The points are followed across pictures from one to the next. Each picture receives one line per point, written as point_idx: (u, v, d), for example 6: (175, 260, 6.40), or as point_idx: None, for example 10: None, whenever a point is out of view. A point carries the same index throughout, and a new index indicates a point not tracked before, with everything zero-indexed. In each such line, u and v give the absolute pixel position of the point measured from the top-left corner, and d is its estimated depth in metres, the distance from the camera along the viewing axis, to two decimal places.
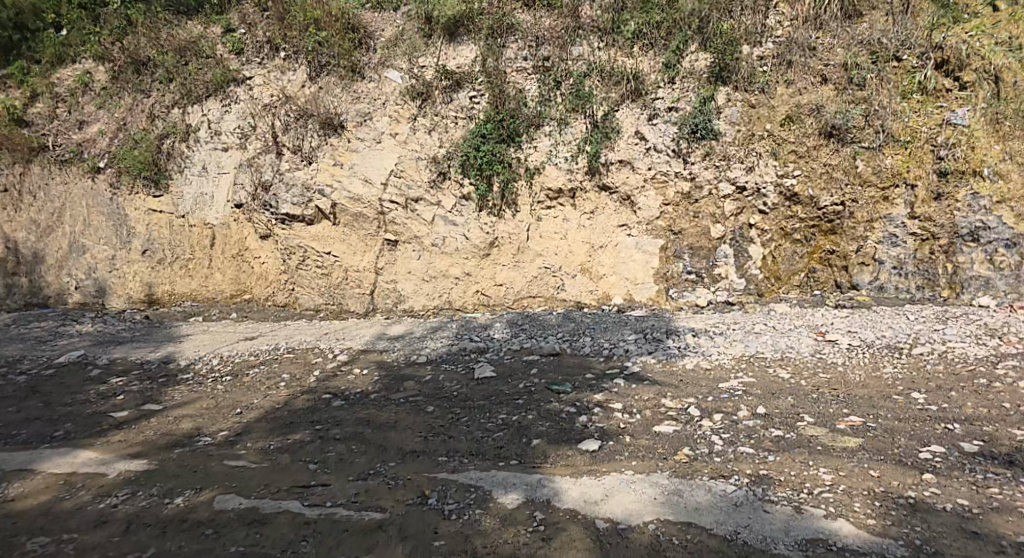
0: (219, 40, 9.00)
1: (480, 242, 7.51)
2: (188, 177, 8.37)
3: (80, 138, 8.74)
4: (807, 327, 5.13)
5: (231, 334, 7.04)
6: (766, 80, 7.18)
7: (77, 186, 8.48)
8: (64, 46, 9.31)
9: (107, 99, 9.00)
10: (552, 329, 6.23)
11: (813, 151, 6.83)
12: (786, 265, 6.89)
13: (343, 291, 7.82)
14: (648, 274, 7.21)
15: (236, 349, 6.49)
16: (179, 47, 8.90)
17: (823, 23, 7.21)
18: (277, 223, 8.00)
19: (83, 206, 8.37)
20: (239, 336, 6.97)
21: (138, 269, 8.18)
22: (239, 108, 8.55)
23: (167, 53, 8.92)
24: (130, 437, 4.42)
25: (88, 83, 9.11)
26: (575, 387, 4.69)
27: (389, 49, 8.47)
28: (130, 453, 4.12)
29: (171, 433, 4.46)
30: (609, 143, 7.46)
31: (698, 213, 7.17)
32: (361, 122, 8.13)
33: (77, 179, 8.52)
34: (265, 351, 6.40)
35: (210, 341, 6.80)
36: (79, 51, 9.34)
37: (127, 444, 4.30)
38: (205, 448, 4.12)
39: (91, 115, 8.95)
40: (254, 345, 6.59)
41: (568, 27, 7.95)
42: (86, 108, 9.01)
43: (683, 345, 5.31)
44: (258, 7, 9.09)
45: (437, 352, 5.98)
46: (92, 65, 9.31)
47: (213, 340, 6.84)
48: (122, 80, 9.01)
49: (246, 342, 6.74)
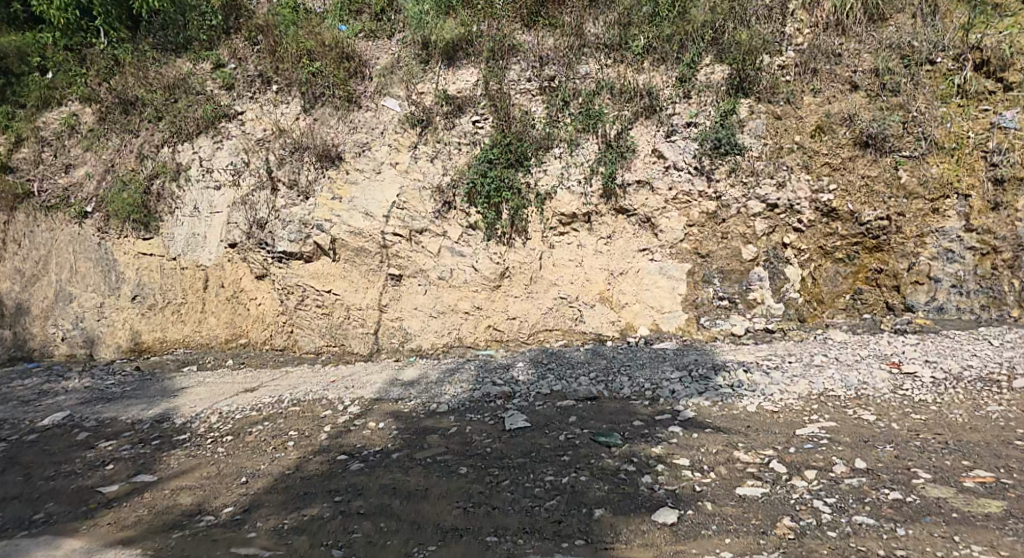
0: (209, 77, 8.52)
1: (490, 274, 6.97)
2: (178, 218, 7.81)
3: (67, 183, 8.16)
4: (875, 358, 4.58)
5: (230, 386, 6.36)
6: (791, 90, 6.78)
7: (62, 233, 7.86)
8: (52, 89, 8.63)
9: (94, 141, 8.39)
10: (582, 367, 5.64)
11: (848, 162, 6.39)
12: (828, 287, 6.34)
13: (347, 331, 7.21)
14: (675, 302, 6.62)
15: (237, 404, 5.82)
16: (168, 85, 8.41)
17: (847, 27, 6.86)
18: (274, 261, 7.43)
19: (70, 252, 7.75)
20: (239, 388, 6.31)
21: (129, 317, 7.53)
22: (231, 143, 8.04)
23: (156, 91, 8.41)
24: (122, 518, 3.80)
25: (74, 125, 8.49)
26: (626, 438, 4.12)
27: (385, 76, 8.01)
28: (120, 541, 3.51)
29: (170, 511, 3.83)
30: (626, 163, 6.96)
31: (727, 233, 6.63)
32: (359, 153, 7.63)
33: (63, 225, 7.89)
34: (269, 405, 5.74)
35: (210, 396, 6.11)
36: (66, 94, 8.66)
37: (117, 527, 3.68)
38: (208, 531, 3.48)
39: (78, 159, 8.37)
40: (257, 399, 5.91)
41: (573, 47, 7.55)
42: (73, 151, 8.43)
43: (733, 384, 4.72)
44: (248, 40, 8.64)
45: (458, 400, 5.36)
46: (78, 107, 8.67)
47: (212, 394, 6.16)
48: (109, 120, 8.41)
49: (247, 394, 6.10)
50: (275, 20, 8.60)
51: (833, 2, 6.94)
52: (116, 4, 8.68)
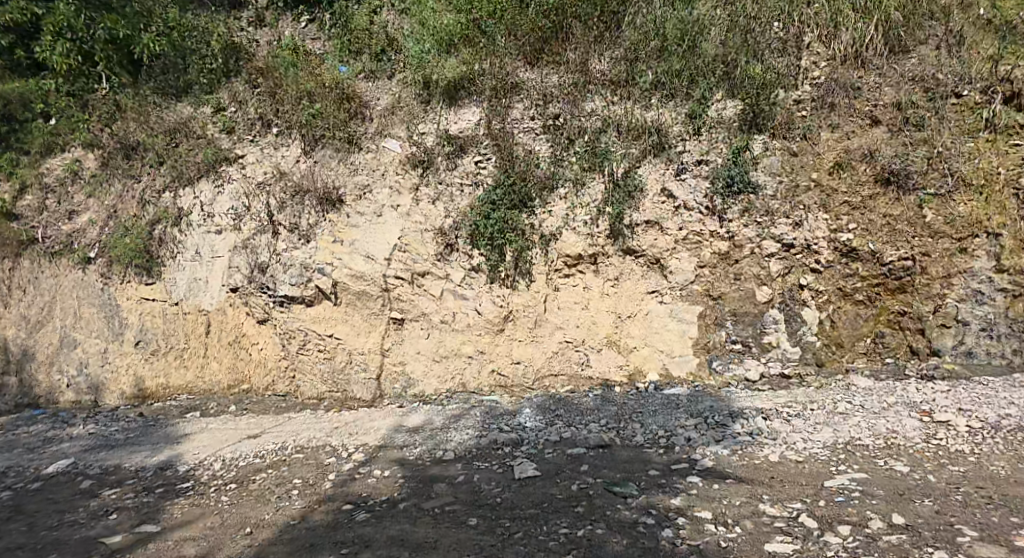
0: (209, 120, 8.60)
1: (495, 317, 6.80)
2: (180, 263, 7.74)
3: (70, 229, 8.10)
4: (903, 406, 4.38)
5: (234, 433, 6.12)
6: (807, 125, 6.75)
7: (66, 280, 7.78)
8: (55, 135, 8.59)
9: (97, 187, 8.38)
10: (592, 413, 5.42)
11: (869, 201, 6.32)
12: (848, 330, 6.15)
13: (348, 376, 7.01)
14: (686, 345, 6.42)
15: (240, 451, 5.59)
16: (170, 129, 8.46)
17: (866, 60, 6.87)
18: (276, 305, 7.29)
19: (74, 298, 7.65)
20: (242, 434, 6.06)
21: (133, 361, 7.37)
22: (233, 187, 8.00)
23: (157, 136, 8.44)
24: None
25: (77, 171, 8.49)
26: (642, 488, 3.88)
27: (386, 116, 8.03)
28: None
29: None
30: (632, 203, 6.88)
31: (739, 275, 6.48)
32: (361, 195, 7.58)
33: (67, 271, 7.83)
34: (274, 452, 5.50)
35: (213, 443, 5.87)
36: (69, 139, 8.63)
37: None
38: None
39: (81, 205, 8.34)
40: (261, 446, 5.67)
41: (578, 83, 7.58)
42: (76, 197, 8.40)
43: (751, 432, 4.50)
44: (248, 84, 8.74)
45: (462, 448, 5.12)
46: (81, 153, 8.65)
47: (216, 440, 5.93)
48: (111, 165, 8.41)
49: (252, 440, 5.86)
50: (276, 62, 8.72)
51: (850, 35, 6.91)
52: (117, 48, 8.89)
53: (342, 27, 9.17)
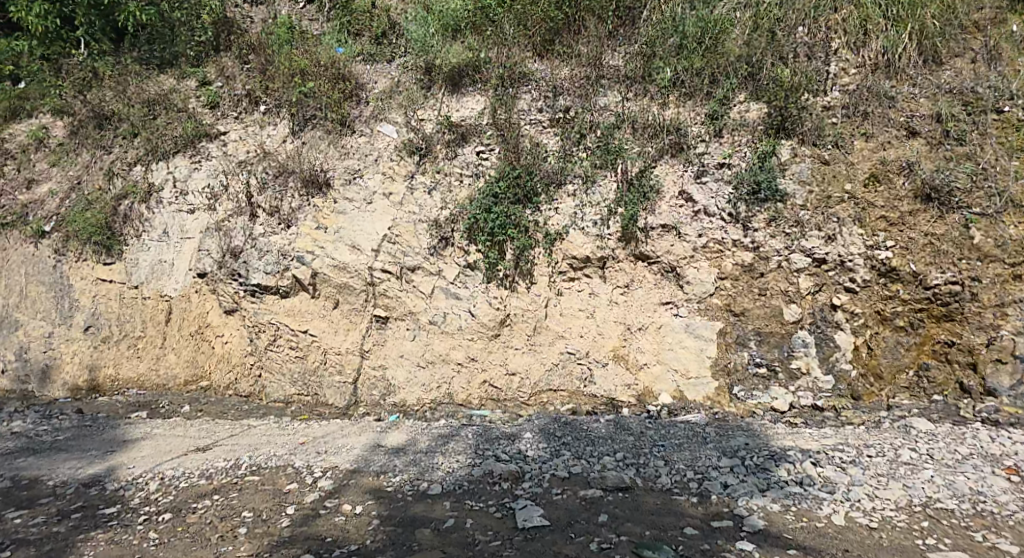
0: (193, 94, 7.61)
1: (489, 320, 6.05)
2: (145, 243, 6.83)
3: (27, 199, 7.21)
4: (983, 460, 3.78)
5: (179, 443, 5.33)
6: (838, 133, 6.00)
7: (14, 254, 6.94)
8: (23, 99, 7.72)
9: (62, 157, 7.44)
10: (604, 442, 4.67)
11: (909, 217, 5.55)
12: (887, 359, 5.37)
13: (322, 379, 6.24)
14: (702, 366, 5.71)
15: (183, 468, 4.78)
16: (148, 100, 7.47)
17: (899, 69, 6.15)
18: (246, 295, 6.46)
19: (21, 275, 6.81)
20: (190, 445, 5.26)
21: (79, 350, 6.59)
22: (211, 164, 7.07)
23: (134, 106, 7.47)
24: None
25: (42, 138, 7.56)
26: (682, 555, 3.16)
27: (383, 100, 7.17)
28: None
29: None
30: (648, 205, 6.11)
31: (764, 290, 5.74)
32: (350, 180, 6.71)
33: (18, 245, 6.97)
34: (222, 472, 4.68)
35: (153, 454, 5.09)
36: (37, 105, 7.74)
37: None
38: None
39: (42, 175, 7.41)
40: (207, 463, 4.85)
41: (590, 76, 6.77)
42: (38, 166, 7.47)
43: (800, 481, 3.81)
44: (240, 59, 7.77)
45: (453, 480, 4.32)
46: (49, 120, 7.73)
47: (157, 451, 5.16)
48: (80, 134, 7.45)
49: (197, 455, 5.04)
50: (268, 40, 7.81)
51: (881, 43, 6.25)
52: (101, 15, 7.83)
53: (341, 7, 8.20)
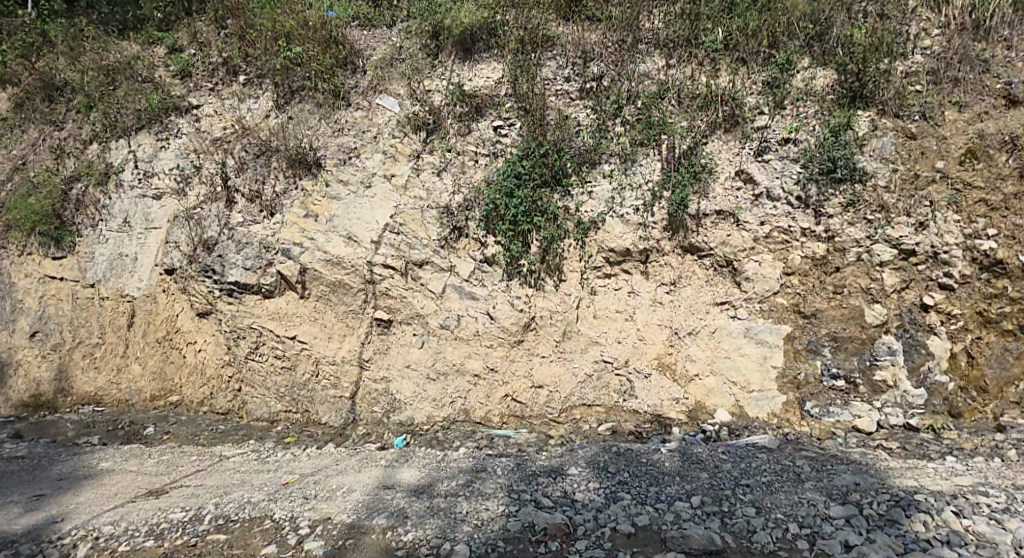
0: (161, 61, 6.50)
1: (512, 325, 5.14)
2: (101, 235, 5.90)
3: None
4: None
5: (130, 483, 4.37)
6: (924, 101, 5.13)
7: None
8: None
9: (5, 133, 6.44)
10: (673, 480, 3.78)
11: (1013, 200, 4.68)
12: (993, 370, 4.48)
13: (311, 393, 5.31)
14: (768, 378, 4.84)
15: (125, 523, 3.83)
16: (106, 69, 6.40)
17: (989, 29, 5.23)
18: (222, 294, 5.50)
19: None
20: (142, 488, 4.29)
21: (25, 358, 5.66)
22: (181, 142, 6.10)
23: (88, 73, 6.39)
24: None
25: None
26: None
27: (382, 68, 6.11)
28: None
29: None
30: (700, 188, 5.22)
31: (840, 288, 4.90)
32: (345, 160, 5.76)
33: None
34: (177, 529, 3.74)
35: (94, 501, 4.14)
36: None
37: None
38: None
39: None
40: (159, 514, 3.89)
41: (625, 43, 5.79)
42: None
43: (946, 541, 3.06)
44: (216, 21, 6.58)
45: (485, 538, 3.40)
46: None
47: (100, 496, 4.21)
48: (26, 109, 6.46)
49: (148, 502, 4.08)
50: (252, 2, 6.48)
51: None
52: None
53: None
